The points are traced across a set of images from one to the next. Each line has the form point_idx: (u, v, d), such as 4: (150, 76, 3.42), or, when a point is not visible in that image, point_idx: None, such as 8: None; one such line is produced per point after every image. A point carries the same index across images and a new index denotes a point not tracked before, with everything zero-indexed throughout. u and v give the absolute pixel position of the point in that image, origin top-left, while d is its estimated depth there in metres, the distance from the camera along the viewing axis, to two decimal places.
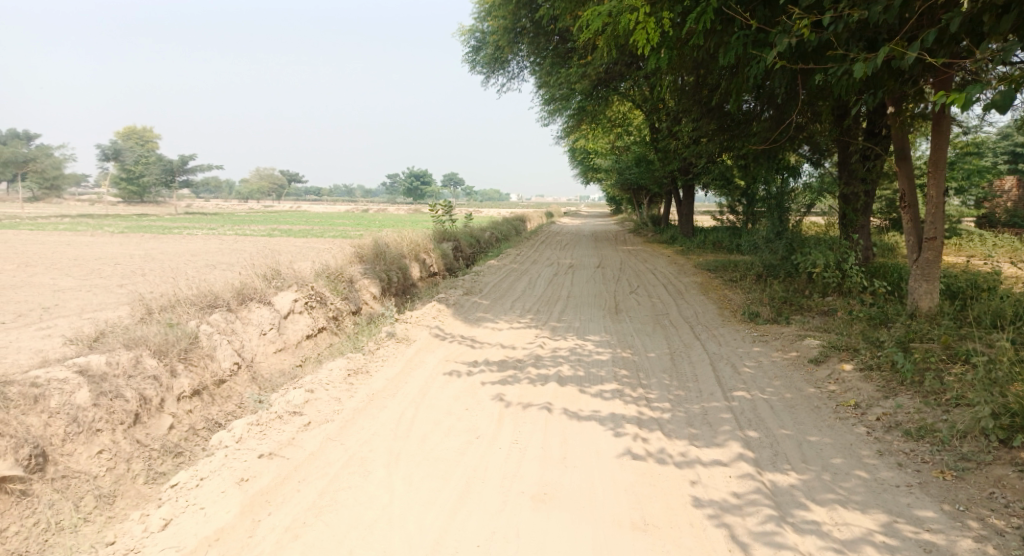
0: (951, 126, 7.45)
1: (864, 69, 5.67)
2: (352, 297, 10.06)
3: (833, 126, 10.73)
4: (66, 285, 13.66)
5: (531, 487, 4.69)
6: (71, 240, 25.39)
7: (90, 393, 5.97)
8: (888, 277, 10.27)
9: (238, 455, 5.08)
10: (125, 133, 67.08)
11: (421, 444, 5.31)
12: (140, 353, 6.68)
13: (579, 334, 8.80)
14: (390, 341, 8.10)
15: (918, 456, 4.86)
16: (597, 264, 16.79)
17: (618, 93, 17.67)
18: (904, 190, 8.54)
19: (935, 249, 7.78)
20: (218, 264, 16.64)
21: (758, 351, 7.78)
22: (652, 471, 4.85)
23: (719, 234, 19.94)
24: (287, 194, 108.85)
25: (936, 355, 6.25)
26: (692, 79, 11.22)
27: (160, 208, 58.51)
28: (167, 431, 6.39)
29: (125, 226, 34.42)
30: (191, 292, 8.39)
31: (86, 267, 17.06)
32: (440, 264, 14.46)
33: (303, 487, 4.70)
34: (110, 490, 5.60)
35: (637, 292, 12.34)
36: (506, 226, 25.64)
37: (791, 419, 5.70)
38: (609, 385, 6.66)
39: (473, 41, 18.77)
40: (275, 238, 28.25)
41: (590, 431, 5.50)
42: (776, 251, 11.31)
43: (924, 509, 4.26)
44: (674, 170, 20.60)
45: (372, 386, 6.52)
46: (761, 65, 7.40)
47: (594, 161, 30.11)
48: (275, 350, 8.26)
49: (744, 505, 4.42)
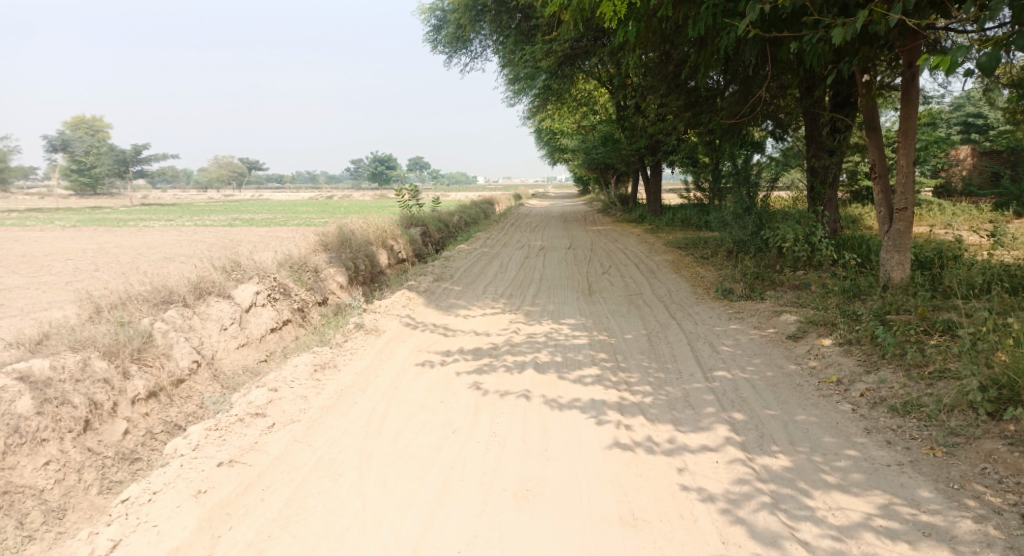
0: (920, 95, 7.34)
1: (844, 35, 5.40)
2: (318, 287, 9.67)
3: (802, 98, 10.57)
4: (13, 284, 12.91)
5: (513, 483, 4.45)
6: (18, 235, 24.24)
7: (33, 401, 5.52)
8: (857, 248, 10.26)
9: (195, 464, 4.71)
10: (72, 121, 63.88)
11: (395, 442, 5.03)
12: (87, 355, 6.23)
13: (554, 317, 8.59)
14: (358, 332, 7.76)
15: (907, 433, 4.76)
16: (568, 245, 16.62)
17: (583, 72, 17.38)
18: (873, 160, 8.44)
19: (906, 220, 7.70)
20: (177, 257, 16.04)
21: (735, 329, 7.65)
22: (637, 460, 4.67)
23: (688, 211, 19.90)
24: (248, 182, 106.39)
25: (914, 326, 6.19)
26: (659, 55, 10.91)
27: (115, 199, 56.56)
28: (122, 437, 6.00)
29: (76, 220, 32.80)
30: (143, 288, 7.90)
31: (33, 263, 16.22)
32: (409, 250, 14.08)
33: (267, 495, 4.39)
34: (60, 504, 5.21)
35: (609, 272, 12.18)
36: (474, 209, 25.24)
37: (775, 398, 5.56)
38: (588, 370, 6.45)
39: (433, 20, 18.22)
40: (233, 227, 27.38)
41: (571, 421, 5.29)
42: (746, 227, 11.20)
43: (918, 489, 4.15)
44: (642, 148, 20.41)
45: (340, 382, 6.19)
46: (732, 35, 7.18)
47: (561, 141, 29.87)
48: (237, 346, 7.87)
49: (735, 493, 4.26)
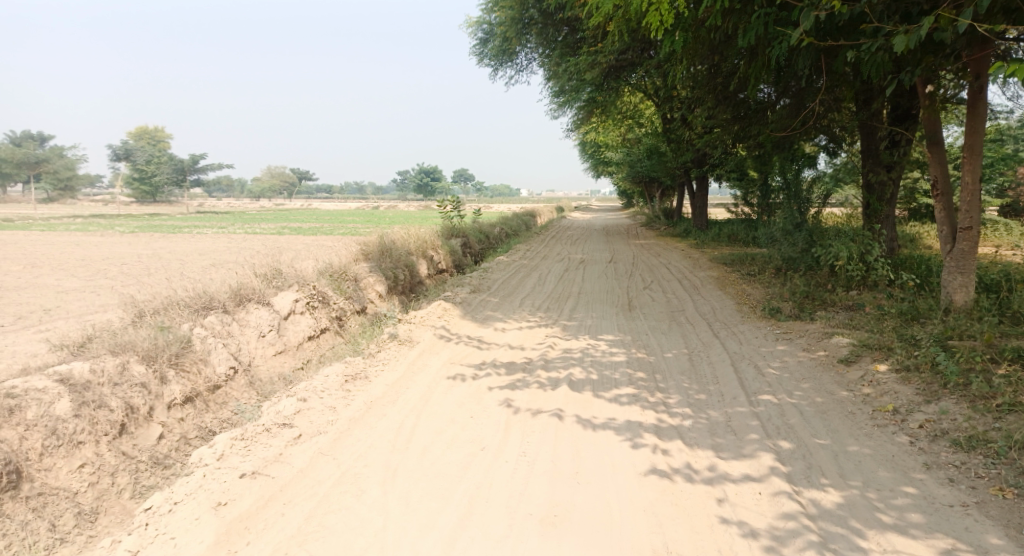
0: (987, 107, 6.89)
1: (906, 42, 5.11)
2: (357, 297, 9.67)
3: (858, 110, 10.12)
4: (70, 286, 13.40)
5: (541, 507, 4.26)
6: (81, 239, 25.32)
7: (72, 404, 5.60)
8: (916, 268, 9.71)
9: (218, 475, 4.66)
10: (136, 132, 67.03)
11: (421, 458, 4.90)
12: (126, 359, 6.30)
13: (592, 333, 8.35)
14: (392, 343, 7.69)
15: (972, 471, 4.38)
16: (610, 259, 16.33)
17: (629, 84, 17.15)
18: (934, 176, 7.95)
19: (971, 239, 7.23)
20: (225, 263, 16.40)
21: (782, 350, 7.28)
22: (674, 488, 4.41)
23: (735, 226, 19.36)
24: (298, 192, 109.21)
25: (980, 354, 5.75)
26: (707, 66, 10.61)
27: (173, 206, 58.72)
28: (156, 441, 6.04)
29: (135, 226, 34.15)
30: (185, 294, 8.01)
31: (91, 267, 16.87)
32: (449, 261, 14.04)
33: (288, 510, 4.30)
34: (92, 507, 5.25)
35: (651, 288, 11.86)
36: (516, 221, 25.18)
37: (824, 426, 5.22)
38: (624, 389, 6.20)
39: (480, 33, 18.31)
40: (281, 236, 28.01)
41: (605, 442, 5.07)
42: (796, 244, 10.78)
43: (986, 535, 3.79)
44: (688, 161, 19.98)
45: (370, 393, 6.11)
46: (784, 44, 6.89)
47: (604, 154, 29.59)
48: (274, 353, 7.90)
49: (780, 530, 3.97)
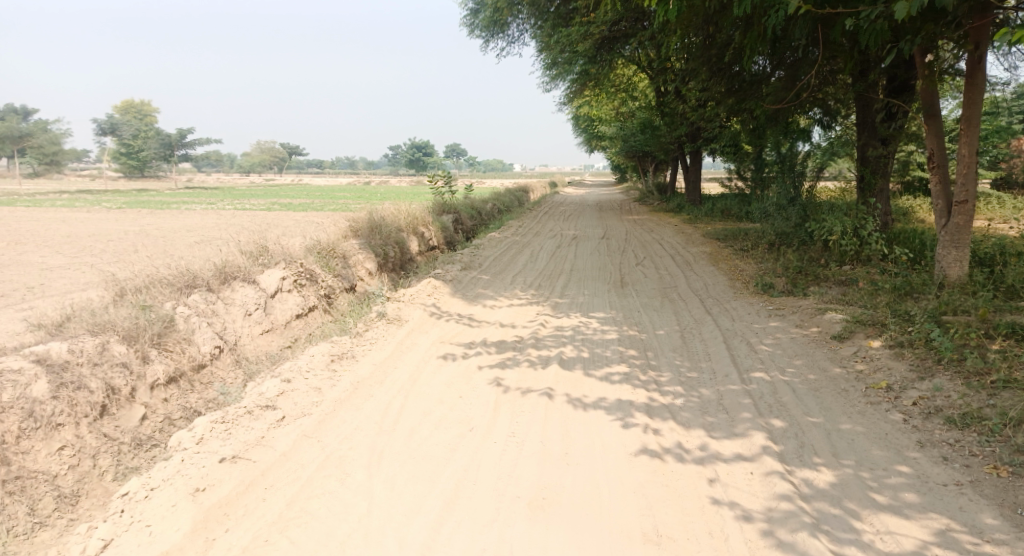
0: (985, 78, 6.75)
1: (907, 9, 4.94)
2: (346, 274, 9.51)
3: (854, 82, 9.93)
4: (55, 263, 13.16)
5: (529, 491, 4.17)
6: (67, 216, 24.98)
7: (49, 385, 5.45)
8: (909, 243, 9.62)
9: (197, 460, 4.54)
10: (123, 105, 66.00)
11: (408, 440, 4.80)
12: (107, 339, 6.15)
13: (583, 310, 8.25)
14: (380, 321, 7.55)
15: (966, 448, 4.31)
16: (602, 235, 16.17)
17: (622, 56, 16.83)
18: (930, 149, 7.80)
19: (966, 213, 7.12)
20: (212, 240, 16.13)
21: (775, 327, 7.20)
22: (665, 469, 4.33)
23: (729, 201, 19.22)
24: (289, 167, 108.15)
25: (975, 329, 5.68)
26: (701, 37, 10.37)
27: (161, 182, 57.87)
28: (139, 422, 5.92)
29: (123, 202, 33.67)
30: (168, 272, 7.81)
31: (77, 244, 16.59)
32: (440, 237, 13.84)
33: (269, 495, 4.20)
34: (73, 490, 5.14)
35: (643, 264, 11.73)
36: (509, 197, 24.92)
37: (817, 404, 5.14)
38: (616, 367, 6.11)
39: (471, 4, 17.89)
40: (271, 211, 27.69)
41: (595, 422, 4.98)
42: (790, 219, 10.69)
43: (981, 515, 3.73)
44: (681, 135, 19.74)
45: (357, 373, 5.99)
46: (782, 13, 6.67)
47: (598, 128, 29.24)
48: (261, 332, 7.76)
49: (774, 511, 3.90)
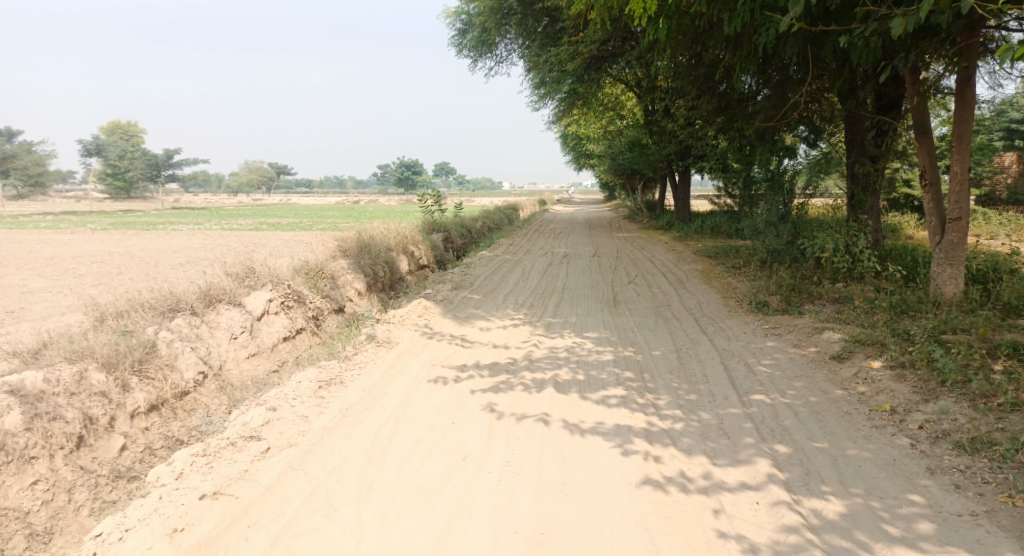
0: (976, 95, 6.73)
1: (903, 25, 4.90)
2: (334, 295, 9.31)
3: (843, 100, 9.93)
4: (36, 287, 12.84)
5: (525, 525, 3.98)
6: (51, 238, 24.61)
7: (22, 417, 5.20)
8: (902, 260, 9.58)
9: (176, 497, 4.32)
10: (109, 126, 65.67)
11: (399, 470, 4.60)
12: (85, 367, 5.91)
13: (577, 330, 8.10)
14: (369, 344, 7.35)
15: (977, 475, 4.18)
16: (592, 253, 16.07)
17: (610, 75, 16.88)
18: (922, 166, 7.74)
19: (960, 230, 7.06)
20: (198, 261, 15.83)
21: (772, 346, 7.08)
22: (668, 500, 4.16)
23: (718, 218, 19.26)
24: (277, 187, 107.86)
25: (977, 350, 5.58)
26: (689, 57, 10.35)
27: (147, 202, 57.25)
28: (118, 453, 5.66)
29: (108, 223, 33.32)
30: (151, 295, 7.58)
31: (59, 266, 16.28)
32: (430, 256, 13.68)
33: (252, 534, 3.99)
34: (46, 527, 4.89)
35: (635, 282, 11.63)
36: (499, 215, 24.86)
37: (821, 429, 5.00)
38: (613, 390, 5.94)
39: (459, 24, 17.90)
40: (259, 231, 27.44)
41: (593, 450, 4.80)
42: (780, 235, 10.65)
43: (999, 548, 3.59)
44: (670, 153, 19.81)
45: (345, 400, 5.79)
46: (774, 30, 6.63)
47: (587, 146, 29.37)
48: (247, 356, 7.53)
49: (782, 545, 3.74)
